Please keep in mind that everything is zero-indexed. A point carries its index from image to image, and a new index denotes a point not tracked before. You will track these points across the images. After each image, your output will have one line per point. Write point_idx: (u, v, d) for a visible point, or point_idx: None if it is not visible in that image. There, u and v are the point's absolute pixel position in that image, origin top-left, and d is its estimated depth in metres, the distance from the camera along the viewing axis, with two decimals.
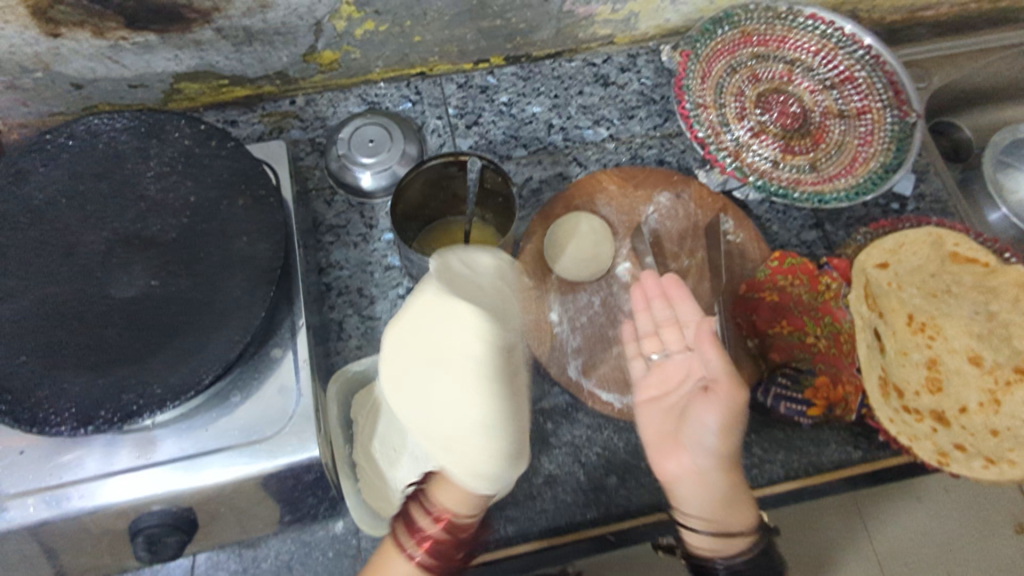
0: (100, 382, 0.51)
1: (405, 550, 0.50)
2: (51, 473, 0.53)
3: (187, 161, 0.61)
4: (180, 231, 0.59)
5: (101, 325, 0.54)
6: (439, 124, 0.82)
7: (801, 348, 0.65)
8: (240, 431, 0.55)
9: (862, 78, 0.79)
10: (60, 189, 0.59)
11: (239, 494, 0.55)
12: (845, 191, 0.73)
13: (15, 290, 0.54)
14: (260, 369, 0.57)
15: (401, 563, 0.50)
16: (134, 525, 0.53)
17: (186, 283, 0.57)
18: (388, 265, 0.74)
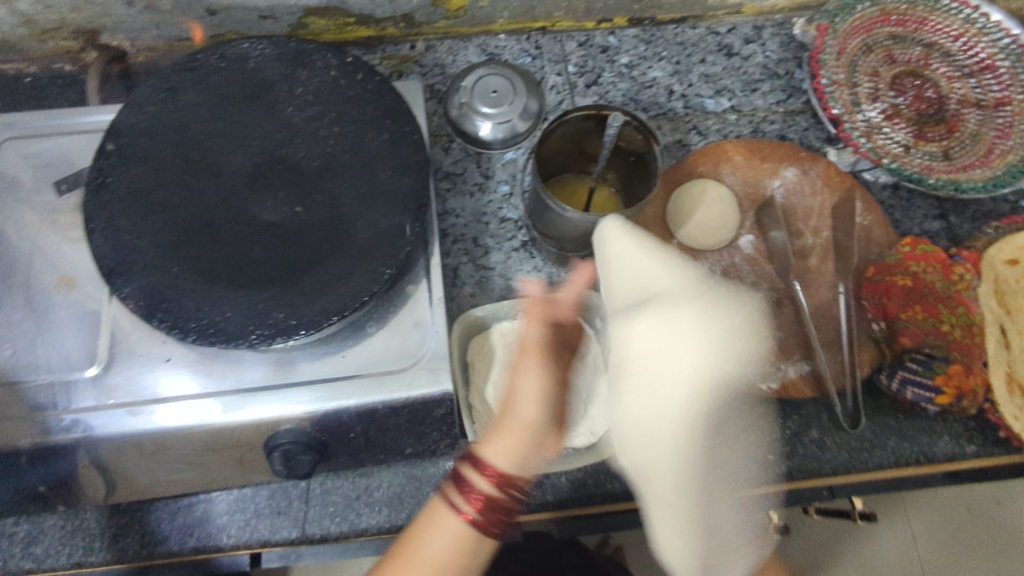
0: (250, 300, 0.53)
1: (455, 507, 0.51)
2: (196, 384, 0.55)
3: (332, 91, 0.61)
4: (324, 159, 0.59)
5: (249, 246, 0.55)
6: (559, 81, 0.81)
7: (934, 335, 0.64)
8: (376, 361, 0.56)
9: (1004, 68, 0.75)
10: (209, 109, 0.60)
11: (369, 423, 0.56)
12: (981, 182, 0.71)
13: (168, 205, 0.56)
14: (397, 303, 0.59)
15: (451, 520, 0.51)
16: (269, 441, 0.55)
17: (329, 212, 0.57)
18: (504, 218, 0.74)
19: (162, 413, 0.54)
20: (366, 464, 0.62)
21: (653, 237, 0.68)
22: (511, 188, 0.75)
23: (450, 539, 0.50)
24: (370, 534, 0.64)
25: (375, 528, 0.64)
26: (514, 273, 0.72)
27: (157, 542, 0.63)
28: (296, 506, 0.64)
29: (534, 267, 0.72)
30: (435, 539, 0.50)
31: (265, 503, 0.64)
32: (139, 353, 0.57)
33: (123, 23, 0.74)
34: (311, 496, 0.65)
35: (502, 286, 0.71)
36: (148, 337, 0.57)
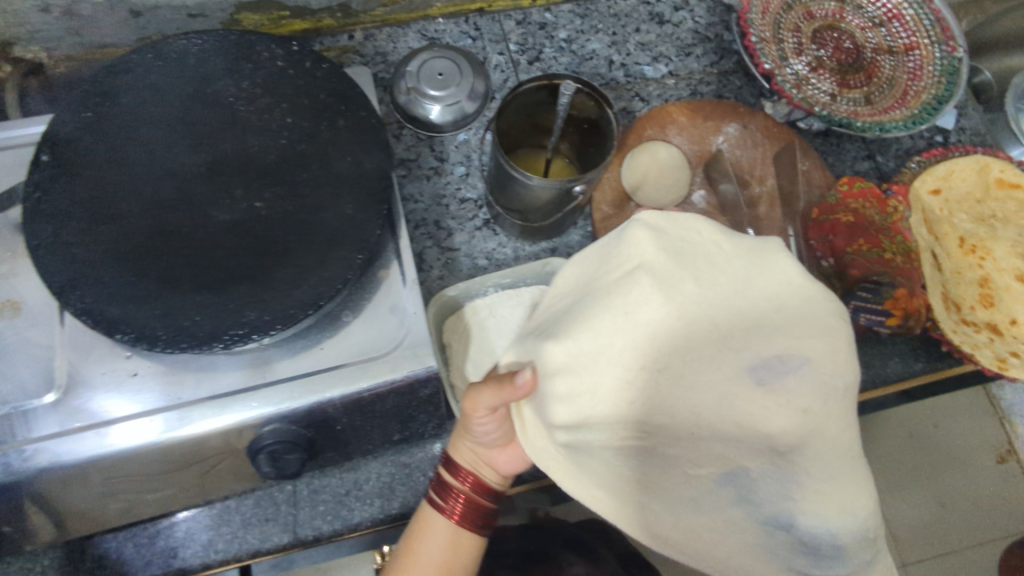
0: (221, 302, 0.52)
1: (443, 510, 0.56)
2: (166, 395, 0.53)
3: (281, 81, 0.60)
4: (280, 152, 0.58)
5: (212, 246, 0.54)
6: (502, 60, 0.81)
7: (879, 263, 0.69)
8: (356, 350, 0.56)
9: (910, 16, 0.81)
10: (150, 112, 0.58)
11: (357, 412, 0.56)
12: (901, 121, 0.76)
13: (117, 214, 0.54)
14: (370, 289, 0.58)
15: (442, 523, 0.56)
16: (254, 443, 0.54)
17: (292, 204, 0.56)
18: (464, 199, 0.75)
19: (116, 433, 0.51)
20: (355, 457, 0.61)
21: (610, 201, 0.72)
22: (467, 169, 0.76)
23: (441, 546, 0.55)
24: (364, 527, 0.63)
25: (370, 521, 0.63)
26: (480, 252, 0.73)
27: (139, 569, 0.60)
28: (285, 510, 0.63)
29: (498, 243, 0.73)
30: (428, 543, 0.55)
31: (253, 513, 0.62)
32: (99, 372, 0.54)
33: (38, 32, 0.70)
34: (299, 499, 0.63)
35: (470, 266, 0.72)
36: (111, 353, 0.54)
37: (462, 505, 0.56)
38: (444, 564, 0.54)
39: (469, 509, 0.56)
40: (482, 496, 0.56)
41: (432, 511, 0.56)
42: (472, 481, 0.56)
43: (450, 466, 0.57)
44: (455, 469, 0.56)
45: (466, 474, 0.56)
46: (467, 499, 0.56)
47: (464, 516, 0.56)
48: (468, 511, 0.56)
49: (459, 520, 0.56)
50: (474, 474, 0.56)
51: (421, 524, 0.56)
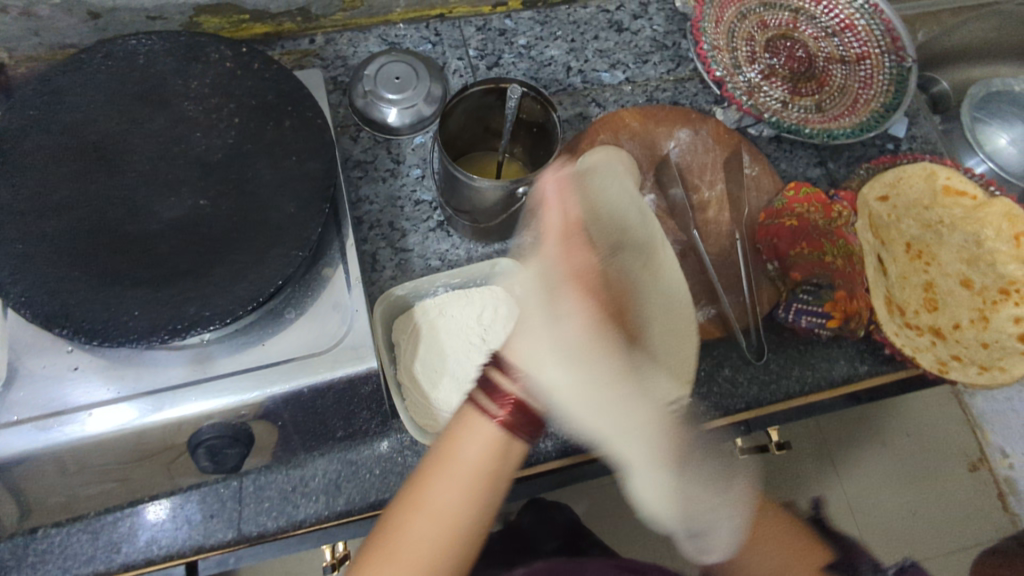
0: (160, 296, 0.52)
1: (489, 411, 0.52)
2: (105, 389, 0.53)
3: (229, 83, 0.61)
4: (226, 151, 0.59)
5: (153, 242, 0.55)
6: (461, 65, 0.83)
7: (819, 266, 0.69)
8: (297, 346, 0.56)
9: (861, 27, 0.83)
10: (98, 110, 0.58)
11: (297, 408, 0.56)
12: (850, 128, 0.78)
13: (59, 209, 0.54)
14: (314, 287, 0.59)
15: (484, 423, 0.52)
16: (192, 438, 0.54)
17: (236, 201, 0.57)
18: (418, 201, 0.75)
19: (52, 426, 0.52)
20: (299, 454, 0.62)
21: None
22: (422, 171, 0.77)
23: (479, 450, 0.51)
24: (309, 524, 0.62)
25: (314, 518, 0.62)
26: (433, 252, 0.73)
27: (81, 565, 0.59)
28: (229, 506, 0.62)
29: (451, 245, 0.74)
30: (468, 446, 0.51)
31: (196, 508, 0.61)
32: (36, 369, 0.53)
33: None
34: (245, 498, 0.62)
35: (422, 266, 0.72)
36: (50, 349, 0.54)
37: (514, 408, 0.51)
38: (483, 468, 0.50)
39: (517, 412, 0.51)
40: (522, 415, 0.52)
41: (476, 415, 0.52)
42: (511, 403, 0.51)
43: (503, 365, 0.53)
44: (511, 369, 0.53)
45: (509, 396, 0.52)
46: (523, 406, 0.52)
47: (510, 417, 0.51)
48: (514, 421, 0.51)
49: (504, 422, 0.51)
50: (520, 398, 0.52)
51: (461, 422, 0.52)
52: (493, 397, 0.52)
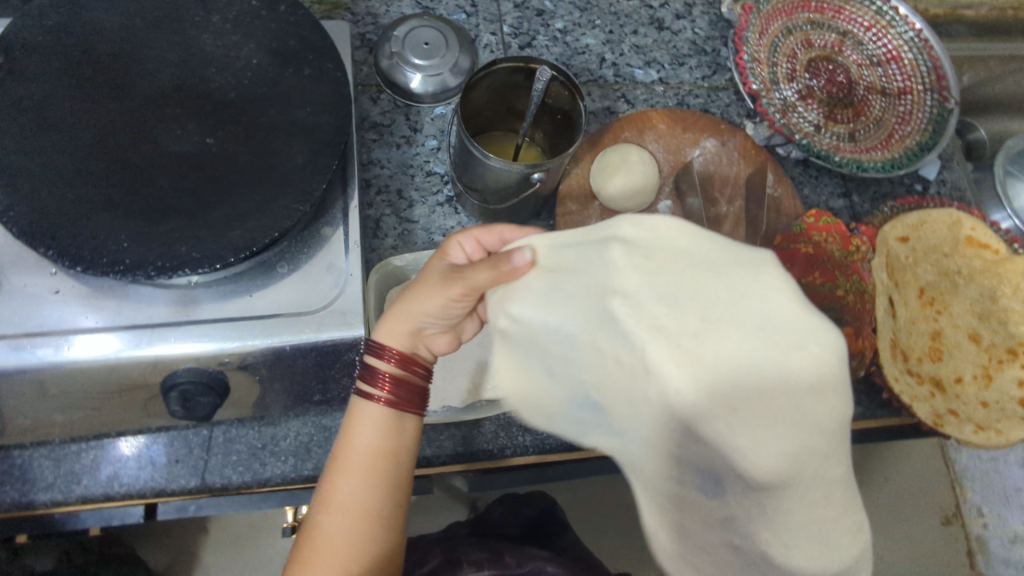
0: (150, 231, 0.51)
1: (371, 394, 0.52)
2: (83, 318, 0.52)
3: (252, 21, 0.59)
4: (239, 92, 0.57)
5: (152, 175, 0.53)
6: (493, 40, 0.80)
7: (831, 299, 0.68)
8: (286, 302, 0.55)
9: (908, 59, 0.80)
10: (115, 30, 0.57)
11: (277, 364, 0.54)
12: (880, 162, 0.76)
13: (62, 126, 0.53)
14: (311, 244, 0.57)
15: (370, 407, 0.52)
16: (167, 380, 0.52)
17: (243, 146, 0.55)
18: (430, 172, 0.73)
19: (23, 345, 0.50)
20: (273, 411, 0.60)
21: (576, 198, 0.71)
22: (439, 143, 0.74)
23: (375, 425, 0.52)
24: (274, 484, 0.60)
25: (280, 479, 0.60)
26: (437, 228, 0.71)
27: (39, 490, 0.57)
28: (196, 454, 0.60)
29: (457, 223, 0.72)
30: (360, 431, 0.51)
31: (162, 451, 0.59)
32: (19, 286, 0.52)
33: None
34: (213, 449, 0.60)
35: (425, 240, 0.70)
36: (35, 266, 0.53)
37: (395, 384, 0.52)
38: (379, 447, 0.51)
39: (401, 391, 0.53)
40: (410, 368, 0.53)
41: (362, 399, 0.52)
42: (400, 359, 0.53)
43: (375, 349, 0.53)
44: (381, 351, 0.53)
45: (394, 352, 0.53)
46: (402, 379, 0.53)
47: (394, 395, 0.52)
48: (401, 390, 0.53)
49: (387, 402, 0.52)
50: (405, 353, 0.54)
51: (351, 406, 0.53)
52: (374, 380, 0.53)
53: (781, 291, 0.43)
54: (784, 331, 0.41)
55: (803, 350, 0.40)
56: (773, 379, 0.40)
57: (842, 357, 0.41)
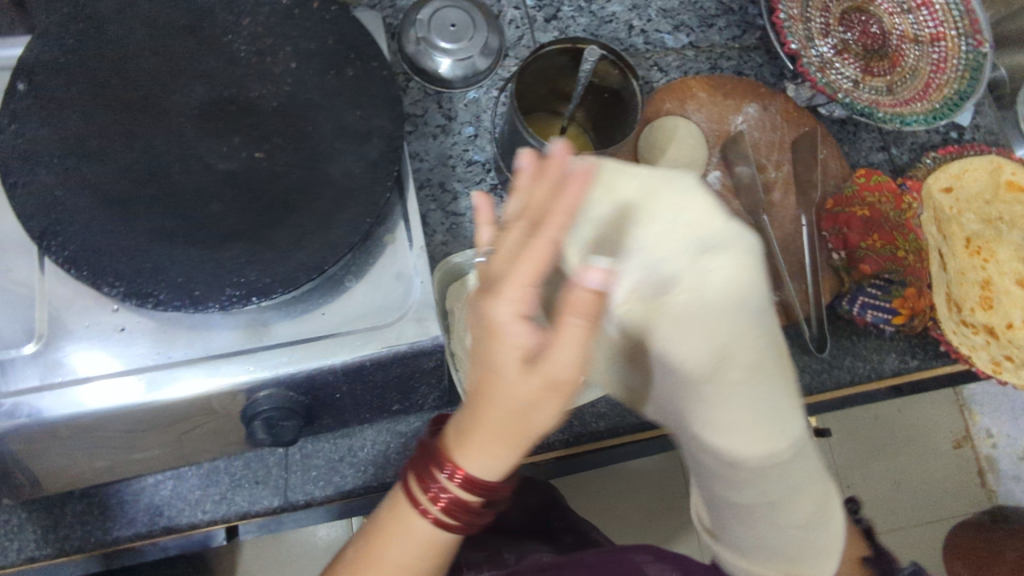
0: (214, 260, 0.49)
1: (420, 507, 0.43)
2: (155, 355, 0.49)
3: (285, 21, 0.55)
4: (282, 99, 0.53)
5: (206, 197, 0.50)
6: (517, 15, 0.77)
7: (892, 261, 0.68)
8: (360, 315, 0.53)
9: (939, 4, 0.78)
10: (141, 42, 0.52)
11: (359, 381, 0.53)
12: (921, 114, 0.75)
13: (102, 153, 0.49)
14: (376, 253, 0.55)
15: (417, 521, 0.43)
16: (248, 409, 0.50)
17: (294, 157, 0.52)
18: (471, 161, 0.71)
19: (95, 389, 0.47)
20: (350, 426, 0.58)
21: None
22: (476, 130, 0.72)
23: (420, 542, 0.44)
24: (357, 495, 0.60)
25: (363, 489, 0.60)
26: None
27: (121, 526, 0.56)
28: (275, 474, 0.59)
29: (505, 211, 0.70)
30: (398, 548, 0.43)
31: (242, 473, 0.58)
32: (82, 326, 0.49)
33: None
34: (290, 467, 0.59)
35: (474, 232, 0.69)
36: (95, 304, 0.50)
37: (455, 508, 0.42)
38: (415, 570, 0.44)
39: (459, 513, 0.42)
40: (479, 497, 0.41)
41: (409, 506, 0.44)
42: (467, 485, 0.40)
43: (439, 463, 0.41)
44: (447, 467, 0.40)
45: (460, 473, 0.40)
46: (465, 507, 0.42)
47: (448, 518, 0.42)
48: (451, 510, 0.42)
49: (438, 520, 0.42)
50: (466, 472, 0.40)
51: (391, 516, 0.44)
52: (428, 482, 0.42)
53: (746, 259, 0.37)
54: (693, 224, 0.39)
55: (713, 252, 0.37)
56: (644, 340, 0.40)
57: (752, 262, 0.38)
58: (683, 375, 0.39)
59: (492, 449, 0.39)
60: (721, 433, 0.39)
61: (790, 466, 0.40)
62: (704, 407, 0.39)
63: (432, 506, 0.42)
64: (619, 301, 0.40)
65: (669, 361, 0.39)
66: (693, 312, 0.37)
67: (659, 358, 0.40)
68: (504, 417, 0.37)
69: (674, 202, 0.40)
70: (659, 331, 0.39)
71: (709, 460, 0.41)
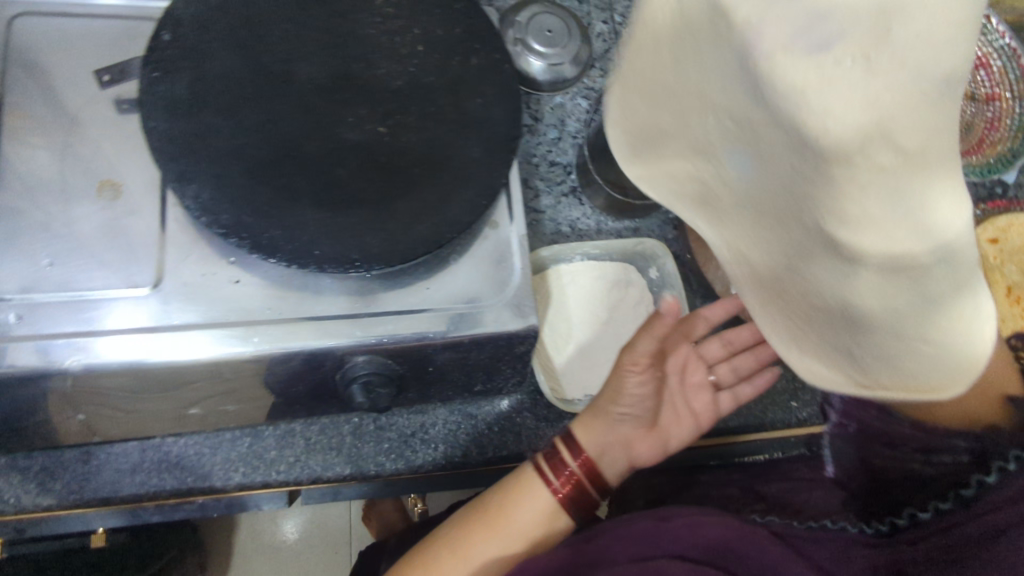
0: (337, 223, 0.50)
1: (550, 485, 0.58)
2: (265, 310, 0.49)
3: (416, 6, 0.58)
4: (407, 79, 0.55)
5: (332, 164, 0.52)
6: (605, 29, 0.80)
7: None
8: (463, 293, 0.54)
9: (997, 66, 0.82)
10: (281, 9, 0.55)
11: (454, 357, 0.54)
12: (973, 167, 0.82)
13: (239, 110, 0.51)
14: (480, 236, 0.57)
15: (543, 496, 0.58)
16: (346, 373, 0.52)
17: (416, 135, 0.54)
18: (554, 162, 0.74)
19: (205, 337, 0.47)
20: (429, 402, 0.60)
21: None
22: (560, 133, 0.75)
23: (535, 515, 0.57)
24: (425, 471, 0.61)
25: (431, 465, 0.62)
26: (564, 219, 0.72)
27: (198, 478, 0.57)
28: (348, 443, 0.60)
29: (583, 214, 0.73)
30: (524, 513, 0.57)
31: (318, 437, 0.60)
32: (194, 273, 0.50)
33: None
34: (364, 435, 0.61)
35: (553, 231, 0.71)
36: (210, 249, 0.50)
37: (574, 484, 0.58)
38: (533, 534, 0.57)
39: (575, 491, 0.58)
40: (595, 477, 0.58)
41: (538, 485, 0.58)
42: (589, 465, 0.58)
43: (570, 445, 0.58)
44: (574, 449, 0.58)
45: (585, 457, 0.58)
46: (580, 483, 0.58)
47: (565, 497, 0.58)
48: (577, 495, 0.58)
49: (563, 497, 0.58)
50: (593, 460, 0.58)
51: (520, 492, 0.58)
52: (556, 471, 0.58)
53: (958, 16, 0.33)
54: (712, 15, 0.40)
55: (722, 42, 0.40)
56: (781, 120, 0.37)
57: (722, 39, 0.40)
58: (813, 152, 0.36)
59: (602, 427, 0.59)
60: (855, 225, 0.36)
61: (931, 279, 0.37)
62: (835, 195, 0.36)
63: (561, 486, 0.58)
64: (748, 65, 0.38)
65: (812, 138, 0.36)
66: (857, 81, 0.34)
67: (806, 140, 0.36)
68: (612, 416, 0.59)
69: (715, 57, 0.41)
70: (815, 94, 0.35)
71: (837, 254, 0.39)
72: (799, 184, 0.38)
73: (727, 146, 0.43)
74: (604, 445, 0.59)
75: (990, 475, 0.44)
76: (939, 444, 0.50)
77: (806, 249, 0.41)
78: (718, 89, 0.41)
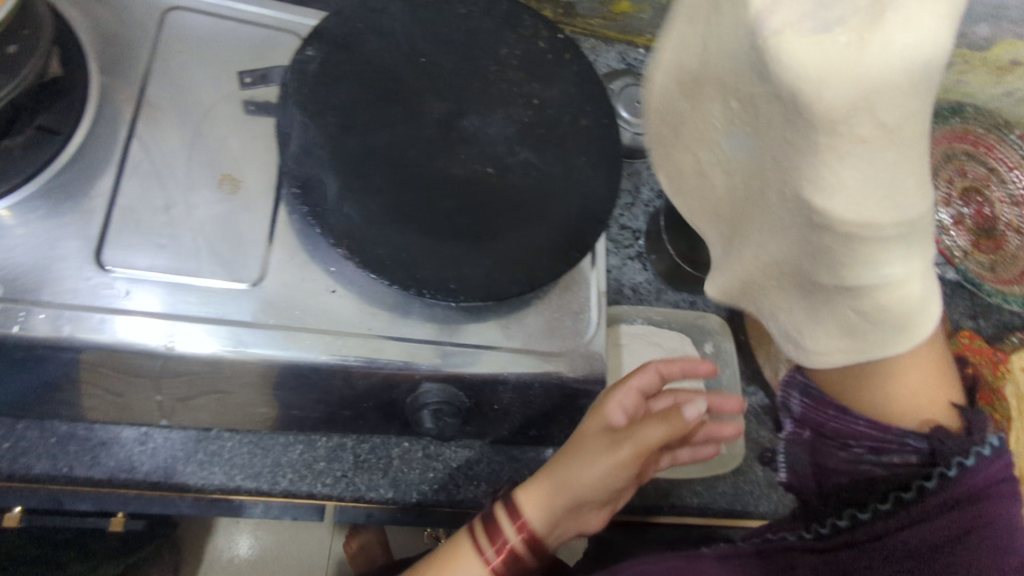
0: (438, 252, 0.52)
1: (482, 554, 0.53)
2: (354, 321, 0.51)
3: (537, 61, 0.61)
4: (519, 127, 0.58)
5: (441, 195, 0.54)
6: None
7: None
8: (540, 336, 0.55)
9: None
10: (414, 44, 0.58)
11: (520, 397, 0.55)
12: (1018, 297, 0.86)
13: (364, 130, 0.54)
14: (564, 284, 0.58)
15: (475, 565, 0.53)
16: (416, 398, 0.53)
17: (521, 181, 0.57)
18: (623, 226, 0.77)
19: (296, 338, 0.49)
20: (483, 439, 0.61)
21: None
22: (633, 199, 0.78)
23: None
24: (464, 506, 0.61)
25: (471, 502, 0.61)
26: (628, 281, 0.75)
27: (246, 475, 0.58)
28: (394, 465, 0.61)
29: (646, 279, 0.76)
30: None
31: (368, 456, 0.60)
32: (294, 275, 0.51)
33: None
34: (410, 459, 0.61)
35: (616, 289, 0.74)
36: (312, 258, 0.52)
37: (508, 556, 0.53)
38: None
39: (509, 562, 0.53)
40: (532, 549, 0.54)
41: (472, 553, 0.53)
42: (530, 536, 0.54)
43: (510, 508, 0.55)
44: (513, 517, 0.54)
45: (523, 523, 0.54)
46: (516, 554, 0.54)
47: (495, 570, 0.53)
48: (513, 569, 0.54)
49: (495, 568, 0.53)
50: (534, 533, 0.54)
51: (458, 556, 0.54)
52: (492, 538, 0.54)
53: (941, 21, 0.37)
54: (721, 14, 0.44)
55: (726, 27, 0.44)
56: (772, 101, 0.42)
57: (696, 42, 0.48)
58: (806, 119, 0.40)
59: (539, 497, 0.55)
60: (830, 190, 0.41)
61: (862, 267, 0.43)
62: (814, 161, 0.41)
63: (494, 557, 0.53)
64: (757, 42, 0.41)
65: (807, 106, 0.40)
66: (847, 66, 0.38)
67: (800, 106, 0.40)
68: (569, 482, 0.54)
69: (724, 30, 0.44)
70: (813, 69, 0.39)
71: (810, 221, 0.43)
72: (784, 154, 0.43)
73: (728, 126, 0.48)
74: (553, 521, 0.55)
75: (930, 480, 0.43)
76: (892, 442, 0.47)
77: (779, 209, 0.46)
78: (730, 70, 0.45)
